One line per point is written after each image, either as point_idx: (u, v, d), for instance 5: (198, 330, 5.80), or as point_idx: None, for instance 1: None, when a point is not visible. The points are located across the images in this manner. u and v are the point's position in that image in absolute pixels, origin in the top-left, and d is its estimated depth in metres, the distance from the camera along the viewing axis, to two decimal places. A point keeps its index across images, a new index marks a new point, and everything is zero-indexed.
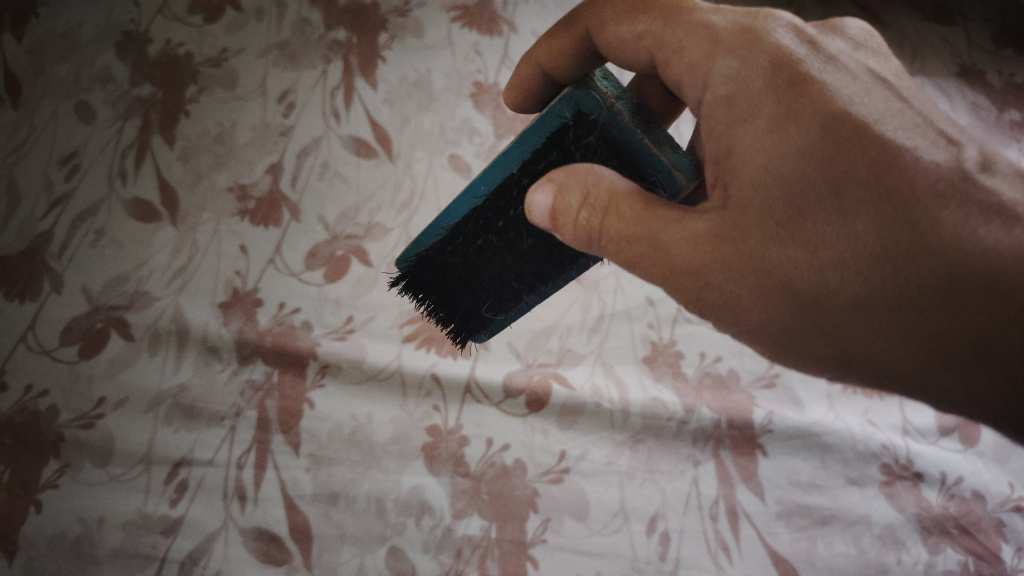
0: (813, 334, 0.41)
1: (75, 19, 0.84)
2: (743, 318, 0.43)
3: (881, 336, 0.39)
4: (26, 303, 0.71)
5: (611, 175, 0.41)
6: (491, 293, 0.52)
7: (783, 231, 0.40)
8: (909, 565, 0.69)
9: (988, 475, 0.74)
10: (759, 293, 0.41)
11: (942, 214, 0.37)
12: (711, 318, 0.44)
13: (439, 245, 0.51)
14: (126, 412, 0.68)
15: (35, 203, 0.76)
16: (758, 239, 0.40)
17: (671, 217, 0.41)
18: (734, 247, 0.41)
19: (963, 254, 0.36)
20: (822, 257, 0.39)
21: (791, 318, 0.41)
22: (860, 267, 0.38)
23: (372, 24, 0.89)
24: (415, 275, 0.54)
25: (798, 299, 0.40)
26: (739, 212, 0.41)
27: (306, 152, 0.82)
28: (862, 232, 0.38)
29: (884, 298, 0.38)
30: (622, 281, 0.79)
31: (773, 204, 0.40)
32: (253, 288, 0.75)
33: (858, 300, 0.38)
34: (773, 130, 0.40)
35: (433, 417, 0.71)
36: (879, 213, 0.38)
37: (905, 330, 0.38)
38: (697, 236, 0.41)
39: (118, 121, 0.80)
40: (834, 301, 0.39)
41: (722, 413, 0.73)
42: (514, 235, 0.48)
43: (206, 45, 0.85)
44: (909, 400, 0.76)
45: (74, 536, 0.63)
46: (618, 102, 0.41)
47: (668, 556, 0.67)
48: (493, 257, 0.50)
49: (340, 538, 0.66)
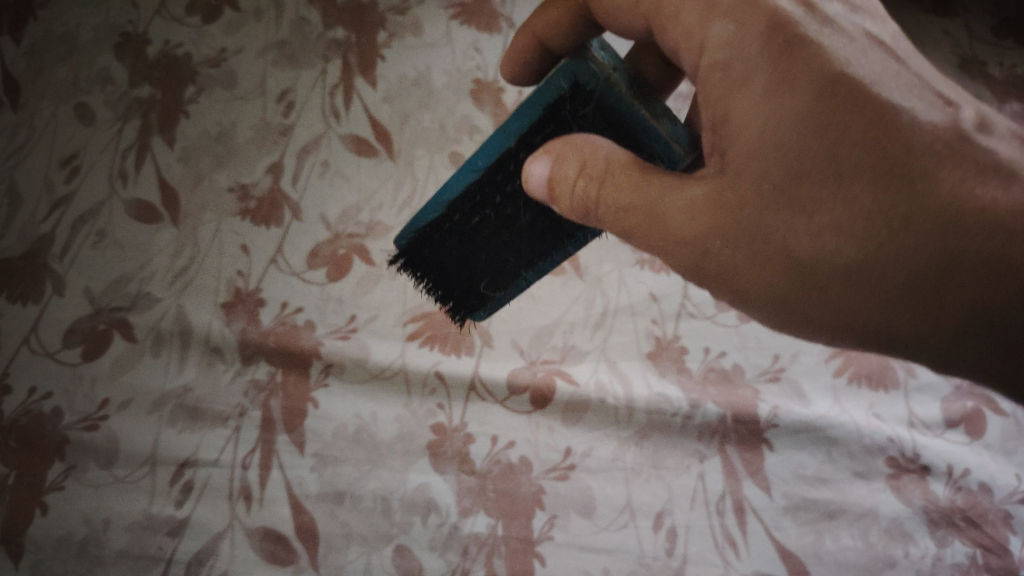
0: (812, 303, 0.39)
1: (74, 21, 0.84)
2: (741, 287, 0.42)
3: (882, 306, 0.37)
4: (29, 306, 0.71)
5: (607, 145, 0.41)
6: (489, 270, 0.53)
7: (778, 195, 0.39)
8: (917, 558, 0.69)
9: (994, 467, 0.73)
10: (756, 260, 0.40)
11: (939, 174, 0.35)
12: (709, 287, 0.44)
13: (437, 221, 0.53)
14: (131, 414, 0.68)
15: (36, 205, 0.76)
16: (753, 205, 0.39)
17: (669, 185, 0.41)
18: (730, 213, 0.40)
19: (959, 214, 0.34)
20: (821, 222, 0.38)
21: (789, 286, 0.40)
22: (858, 231, 0.36)
23: (371, 23, 0.89)
24: (415, 252, 0.56)
25: (795, 267, 0.39)
26: (736, 178, 0.40)
27: (306, 151, 0.82)
28: (857, 194, 0.36)
29: (880, 262, 0.36)
30: (625, 276, 0.79)
31: (768, 168, 0.39)
32: (256, 288, 0.75)
33: (855, 266, 0.37)
34: (768, 94, 0.39)
35: (438, 415, 0.71)
36: (877, 173, 0.36)
37: (910, 299, 0.35)
38: (694, 203, 0.41)
39: (117, 122, 0.80)
40: (832, 268, 0.37)
41: (727, 407, 0.73)
42: (512, 212, 0.49)
43: (205, 45, 0.84)
44: (913, 392, 0.76)
45: (80, 538, 0.63)
46: (615, 72, 0.40)
47: (675, 551, 0.67)
48: (490, 233, 0.51)
49: (346, 538, 0.65)
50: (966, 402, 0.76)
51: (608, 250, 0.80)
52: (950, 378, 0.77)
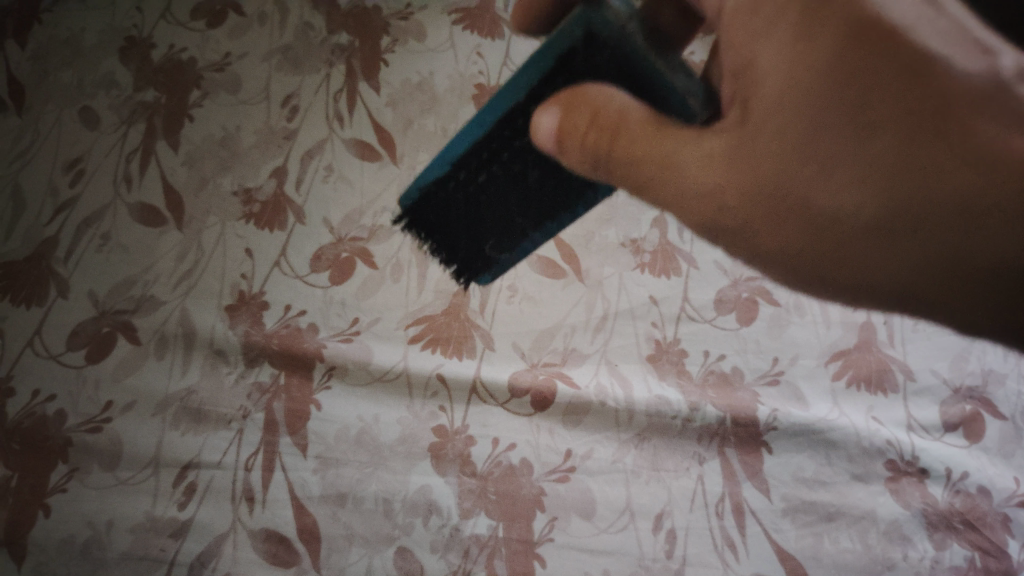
0: (828, 262, 0.36)
1: (78, 25, 0.85)
2: (755, 244, 0.39)
3: (898, 267, 0.34)
4: (33, 308, 0.72)
5: (623, 98, 0.36)
6: (495, 228, 0.53)
7: (798, 148, 0.35)
8: (916, 561, 0.69)
9: (992, 471, 0.74)
10: (770, 218, 0.37)
11: (974, 125, 0.31)
12: (723, 244, 0.41)
13: (441, 180, 0.51)
14: (134, 416, 0.68)
15: (40, 208, 0.76)
16: (772, 157, 0.36)
17: (687, 137, 0.37)
18: (748, 169, 0.36)
19: (992, 170, 0.30)
20: (844, 174, 0.34)
21: (806, 244, 0.37)
22: (882, 185, 0.33)
23: (374, 28, 0.89)
24: (420, 211, 0.57)
25: (813, 228, 0.36)
26: (756, 129, 0.36)
27: (310, 155, 0.82)
28: (886, 155, 0.33)
29: (901, 218, 0.33)
30: (626, 280, 0.80)
31: (791, 118, 0.35)
32: (259, 291, 0.76)
33: (874, 224, 0.34)
34: (795, 38, 0.35)
35: (439, 418, 0.72)
36: (906, 129, 0.32)
37: (927, 259, 0.33)
38: (714, 158, 0.37)
39: (122, 126, 0.81)
40: (850, 225, 0.34)
41: (726, 410, 0.73)
42: (519, 170, 0.47)
43: (210, 50, 0.85)
44: (911, 396, 0.76)
45: (83, 540, 0.63)
46: (632, 22, 0.35)
47: (675, 553, 0.67)
48: (497, 193, 0.49)
49: (348, 539, 0.66)
50: (964, 406, 0.76)
51: (609, 254, 0.81)
52: (948, 382, 0.77)
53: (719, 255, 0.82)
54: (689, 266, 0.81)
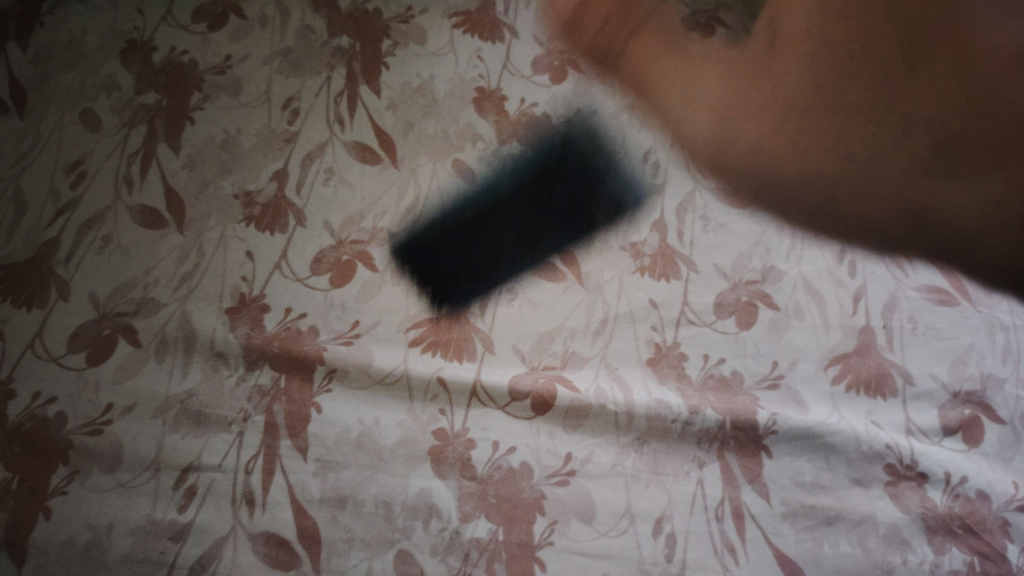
0: (836, 206, 0.84)
1: (80, 28, 0.87)
2: (797, 181, 0.84)
3: (915, 212, 0.81)
4: (34, 311, 0.72)
5: None
6: (480, 257, 0.80)
7: (803, 134, 0.81)
8: (916, 565, 0.69)
9: (992, 475, 0.73)
10: (801, 173, 0.83)
11: (987, 36, 0.74)
12: (762, 194, 0.86)
13: (439, 223, 0.81)
14: (134, 419, 0.69)
15: (42, 210, 0.77)
16: (779, 142, 0.83)
17: (773, 75, 0.83)
18: (810, 120, 0.81)
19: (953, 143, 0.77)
20: (824, 153, 0.81)
21: (803, 185, 0.83)
22: (841, 159, 0.81)
23: (374, 30, 0.90)
24: (407, 258, 0.79)
25: (841, 157, 0.81)
26: (828, 132, 0.81)
27: (311, 158, 0.83)
28: (914, 142, 0.79)
29: (866, 180, 0.81)
30: (626, 284, 0.80)
31: (834, 90, 0.81)
32: (259, 294, 0.76)
33: (855, 187, 0.82)
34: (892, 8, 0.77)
35: (439, 421, 0.72)
36: (947, 68, 0.77)
37: (919, 188, 0.79)
38: (794, 104, 0.81)
39: (123, 129, 0.82)
40: (845, 195, 0.83)
41: (726, 413, 0.74)
42: (501, 224, 0.82)
43: (210, 53, 0.87)
44: (911, 400, 0.76)
45: (83, 543, 0.63)
46: None
47: (674, 557, 0.67)
48: (487, 244, 0.81)
49: (348, 542, 0.66)
50: (963, 410, 0.76)
51: (608, 257, 0.81)
52: (947, 387, 0.77)
53: (718, 259, 0.82)
54: (689, 270, 0.81)
